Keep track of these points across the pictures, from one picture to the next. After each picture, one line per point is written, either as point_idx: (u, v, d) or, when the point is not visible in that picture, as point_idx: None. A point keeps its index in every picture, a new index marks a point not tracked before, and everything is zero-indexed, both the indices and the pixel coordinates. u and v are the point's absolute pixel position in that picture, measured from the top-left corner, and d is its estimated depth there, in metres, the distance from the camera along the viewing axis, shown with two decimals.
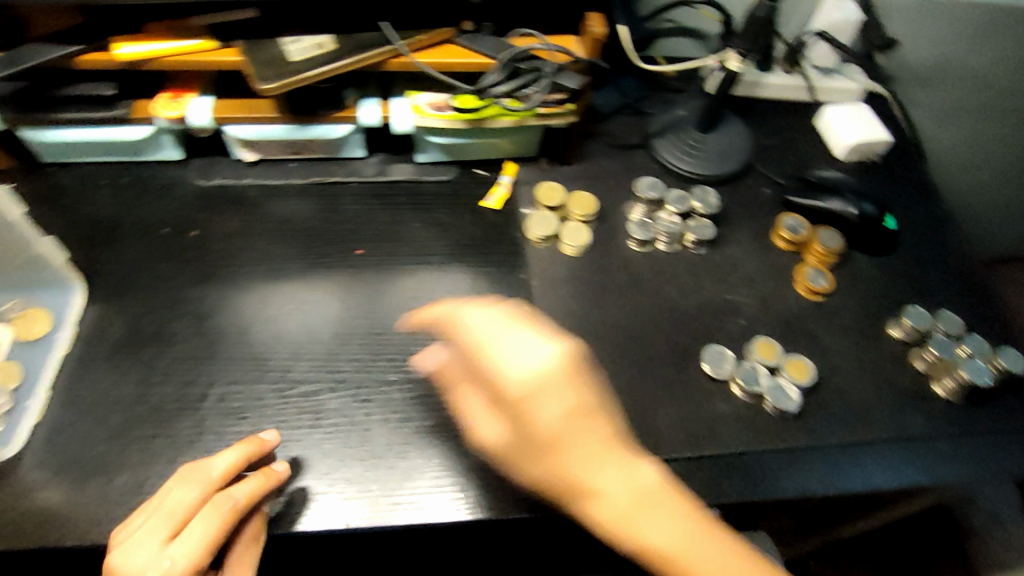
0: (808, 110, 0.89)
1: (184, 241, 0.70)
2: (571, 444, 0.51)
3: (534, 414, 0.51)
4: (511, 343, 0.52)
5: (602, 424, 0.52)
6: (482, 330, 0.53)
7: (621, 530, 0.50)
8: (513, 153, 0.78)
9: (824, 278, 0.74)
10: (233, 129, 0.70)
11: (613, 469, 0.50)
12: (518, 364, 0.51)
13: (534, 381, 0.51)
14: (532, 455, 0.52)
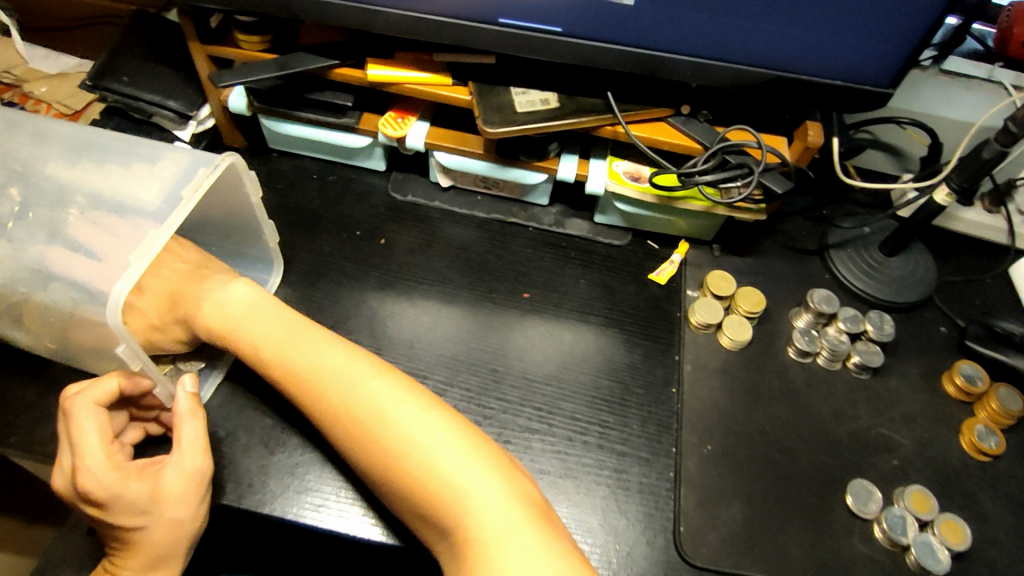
0: (1003, 255, 0.84)
1: (370, 250, 0.76)
2: (380, 416, 0.53)
3: (344, 399, 0.54)
4: (307, 354, 0.57)
5: (438, 416, 0.53)
6: (251, 320, 0.60)
7: (465, 518, 0.48)
8: (688, 234, 0.79)
9: (995, 439, 0.68)
10: (440, 156, 0.75)
11: (451, 446, 0.51)
12: (308, 362, 0.57)
13: (370, 391, 0.54)
14: (352, 431, 0.53)
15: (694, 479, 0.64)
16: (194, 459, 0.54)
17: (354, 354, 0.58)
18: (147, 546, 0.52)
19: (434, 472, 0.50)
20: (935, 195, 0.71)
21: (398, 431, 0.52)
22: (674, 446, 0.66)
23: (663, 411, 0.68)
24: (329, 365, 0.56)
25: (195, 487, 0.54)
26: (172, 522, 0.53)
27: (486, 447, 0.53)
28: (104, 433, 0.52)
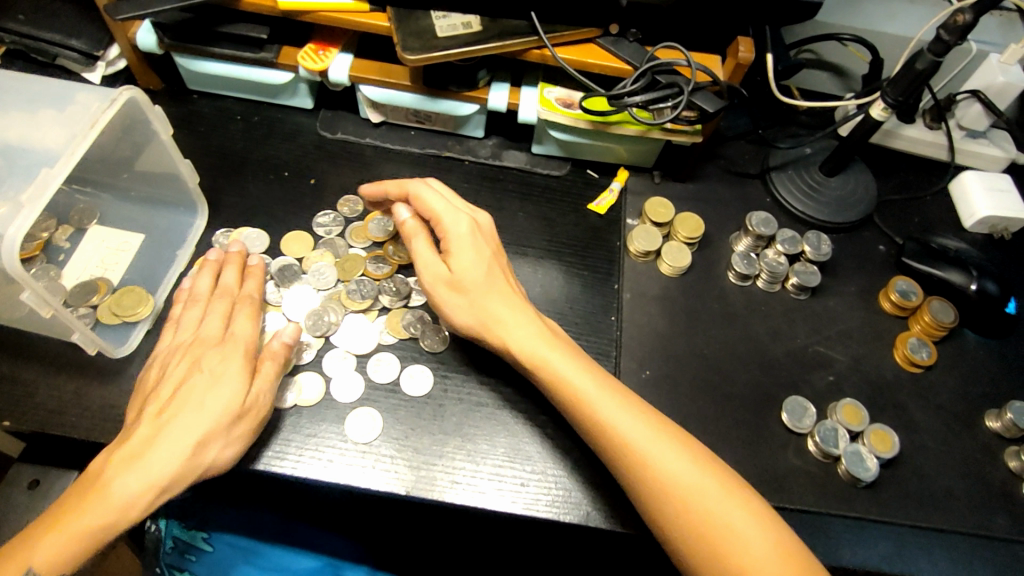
0: (942, 171, 0.85)
1: (300, 190, 0.74)
2: (708, 503, 0.49)
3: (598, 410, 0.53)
4: (620, 416, 0.53)
5: (681, 449, 0.52)
6: (511, 311, 0.58)
7: (728, 541, 0.48)
8: (627, 162, 0.78)
9: (927, 351, 0.70)
10: (366, 89, 0.72)
11: (695, 476, 0.50)
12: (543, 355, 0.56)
13: (610, 407, 0.53)
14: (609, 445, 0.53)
15: None
16: (252, 335, 0.59)
17: (592, 370, 0.56)
18: (154, 437, 0.51)
19: (697, 507, 0.49)
20: (872, 110, 0.70)
21: (652, 450, 0.51)
22: (614, 374, 0.66)
23: (605, 340, 0.68)
24: (654, 442, 0.52)
25: (238, 412, 0.53)
26: (195, 429, 0.51)
27: (723, 478, 0.51)
28: (200, 313, 0.60)
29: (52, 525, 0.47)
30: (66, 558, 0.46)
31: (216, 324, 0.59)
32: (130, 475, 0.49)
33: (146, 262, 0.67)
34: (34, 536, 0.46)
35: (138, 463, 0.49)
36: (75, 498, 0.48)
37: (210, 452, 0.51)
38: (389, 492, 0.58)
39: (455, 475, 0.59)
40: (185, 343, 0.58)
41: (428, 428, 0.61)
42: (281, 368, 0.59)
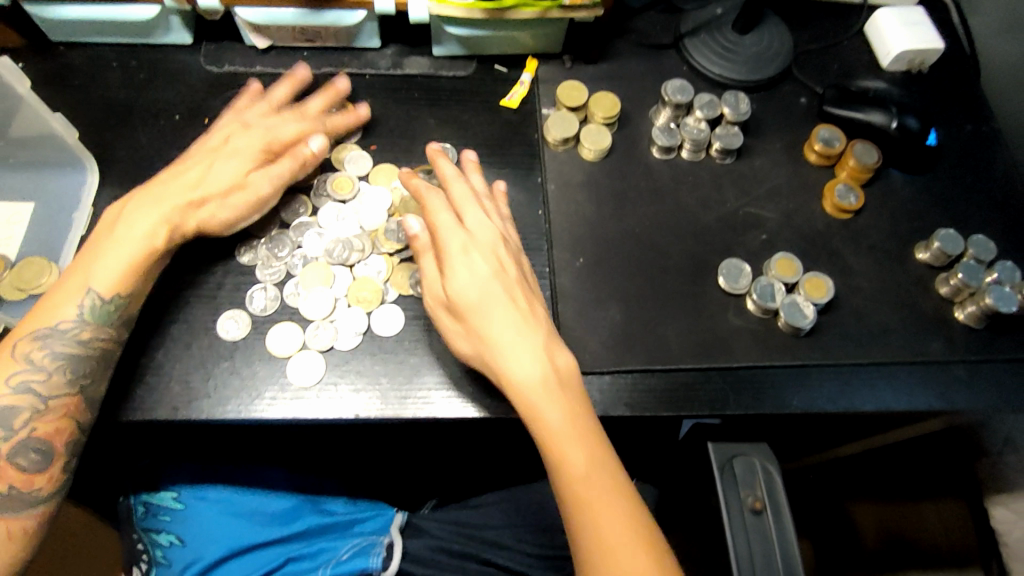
0: (857, 14, 0.83)
1: (195, 130, 0.69)
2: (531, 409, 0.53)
3: (452, 279, 0.56)
4: (511, 343, 0.54)
5: (535, 323, 0.55)
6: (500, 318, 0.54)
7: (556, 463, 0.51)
8: (534, 50, 0.74)
9: (854, 195, 0.70)
10: (242, 11, 0.67)
11: (546, 390, 0.53)
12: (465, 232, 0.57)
13: (505, 333, 0.54)
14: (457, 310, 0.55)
15: (571, 292, 0.64)
16: (277, 118, 0.65)
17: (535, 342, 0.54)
18: (184, 174, 0.60)
19: (507, 364, 0.53)
20: None
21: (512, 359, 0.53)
22: (548, 268, 0.65)
23: (535, 235, 0.67)
24: (521, 349, 0.54)
25: (243, 184, 0.61)
26: (203, 187, 0.60)
27: (561, 372, 0.54)
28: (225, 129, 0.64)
29: (100, 245, 0.56)
30: (121, 278, 0.55)
31: (240, 121, 0.64)
32: (168, 187, 0.59)
33: (42, 231, 0.63)
34: (80, 262, 0.56)
35: (154, 198, 0.58)
36: (105, 236, 0.57)
37: (208, 210, 0.60)
38: (337, 419, 0.58)
39: (401, 392, 0.59)
40: (217, 133, 0.63)
41: (368, 351, 0.60)
42: (301, 167, 0.63)
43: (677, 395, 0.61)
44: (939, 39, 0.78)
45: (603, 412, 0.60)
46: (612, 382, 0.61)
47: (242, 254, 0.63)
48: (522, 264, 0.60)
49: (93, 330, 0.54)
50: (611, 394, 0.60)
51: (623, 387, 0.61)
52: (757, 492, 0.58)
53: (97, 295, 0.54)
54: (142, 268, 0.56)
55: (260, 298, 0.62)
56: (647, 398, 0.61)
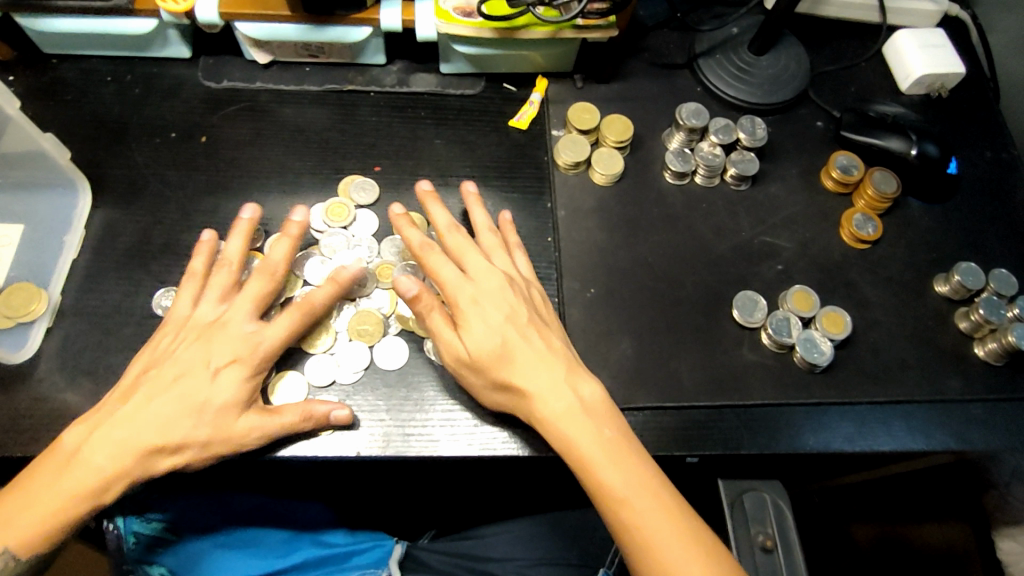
0: (875, 34, 0.81)
1: (192, 149, 0.67)
2: (555, 424, 0.51)
3: (469, 332, 0.54)
4: (525, 359, 0.53)
5: (555, 356, 0.54)
6: (514, 340, 0.54)
7: (596, 476, 0.50)
8: (544, 69, 0.72)
9: (873, 225, 0.68)
10: (242, 26, 0.64)
11: (567, 409, 0.52)
12: (477, 290, 0.55)
13: (521, 352, 0.53)
14: (481, 364, 0.53)
15: (580, 325, 0.62)
16: (258, 301, 0.56)
17: (543, 353, 0.54)
18: (145, 402, 0.51)
19: (525, 382, 0.52)
20: None
21: (530, 379, 0.52)
22: (558, 298, 0.63)
23: (544, 264, 0.65)
24: (539, 368, 0.53)
25: (220, 434, 0.51)
26: (172, 413, 0.50)
27: (587, 402, 0.52)
28: (215, 285, 0.56)
29: (38, 485, 0.48)
30: (38, 532, 0.47)
31: (218, 298, 0.56)
32: (133, 424, 0.50)
33: (31, 254, 0.61)
34: (4, 508, 0.47)
35: (114, 434, 0.49)
36: (43, 476, 0.48)
37: (177, 457, 0.50)
38: (337, 457, 0.56)
39: (404, 429, 0.57)
40: (197, 322, 0.55)
41: (370, 386, 0.58)
42: (303, 317, 0.56)
43: (691, 435, 0.59)
44: (959, 62, 0.76)
45: None
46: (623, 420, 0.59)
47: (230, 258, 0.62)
48: (540, 306, 0.58)
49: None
50: None
51: (634, 425, 0.59)
52: (768, 530, 0.56)
53: (14, 555, 0.46)
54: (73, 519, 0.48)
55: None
56: (659, 437, 0.59)
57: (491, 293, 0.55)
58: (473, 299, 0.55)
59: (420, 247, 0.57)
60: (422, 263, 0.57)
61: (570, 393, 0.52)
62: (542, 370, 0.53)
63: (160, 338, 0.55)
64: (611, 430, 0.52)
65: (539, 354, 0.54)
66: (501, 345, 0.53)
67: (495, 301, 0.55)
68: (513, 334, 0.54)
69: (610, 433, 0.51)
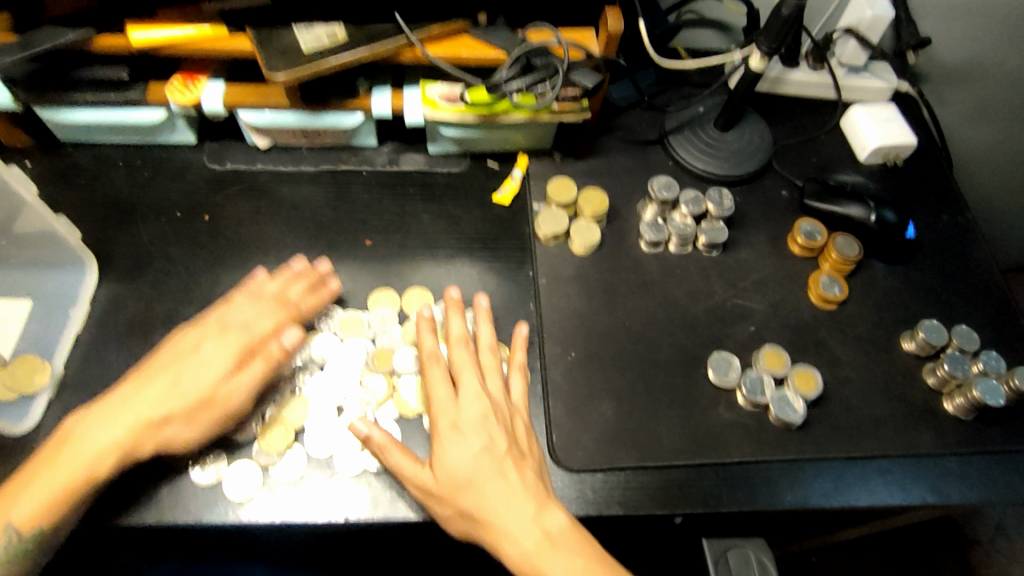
0: (832, 110, 0.87)
1: (195, 226, 0.71)
2: (530, 557, 0.52)
3: (443, 458, 0.56)
4: (497, 490, 0.54)
5: (527, 490, 0.54)
6: (487, 474, 0.55)
7: None
8: (524, 148, 0.77)
9: (839, 286, 0.72)
10: (244, 115, 0.69)
11: (538, 539, 0.52)
12: (451, 413, 0.58)
13: (494, 485, 0.54)
14: (450, 500, 0.54)
15: (562, 388, 0.64)
16: (264, 332, 0.61)
17: (516, 479, 0.55)
18: (143, 393, 0.57)
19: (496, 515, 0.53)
20: (751, 62, 0.69)
21: (502, 511, 0.53)
22: (541, 362, 0.66)
23: (527, 329, 0.68)
24: (510, 498, 0.54)
25: (205, 400, 0.57)
26: (162, 406, 0.56)
27: (556, 534, 0.53)
28: (246, 301, 0.64)
29: (34, 475, 0.53)
30: (41, 510, 0.52)
31: (241, 316, 0.61)
32: (129, 406, 0.56)
33: (38, 328, 0.64)
34: (19, 482, 0.53)
35: (113, 416, 0.55)
36: (54, 452, 0.54)
37: (166, 433, 0.56)
38: (326, 522, 0.57)
39: (392, 493, 0.59)
40: (206, 318, 0.62)
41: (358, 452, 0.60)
42: (271, 370, 0.59)
43: (672, 494, 0.61)
44: (910, 133, 0.82)
45: (597, 511, 0.59)
46: (605, 480, 0.61)
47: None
48: (522, 434, 0.59)
49: (18, 551, 0.52)
50: (604, 492, 0.60)
51: (617, 485, 0.61)
52: None
53: (17, 529, 0.52)
54: (70, 502, 0.53)
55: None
56: (641, 496, 0.60)
57: (473, 420, 0.57)
58: (456, 430, 0.56)
59: (425, 357, 0.61)
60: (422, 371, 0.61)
61: (543, 520, 0.53)
62: (516, 499, 0.54)
63: (185, 334, 0.61)
64: (586, 552, 0.53)
65: (512, 484, 0.55)
66: (471, 480, 0.54)
67: (474, 431, 0.56)
68: (486, 465, 0.55)
69: (584, 560, 0.52)
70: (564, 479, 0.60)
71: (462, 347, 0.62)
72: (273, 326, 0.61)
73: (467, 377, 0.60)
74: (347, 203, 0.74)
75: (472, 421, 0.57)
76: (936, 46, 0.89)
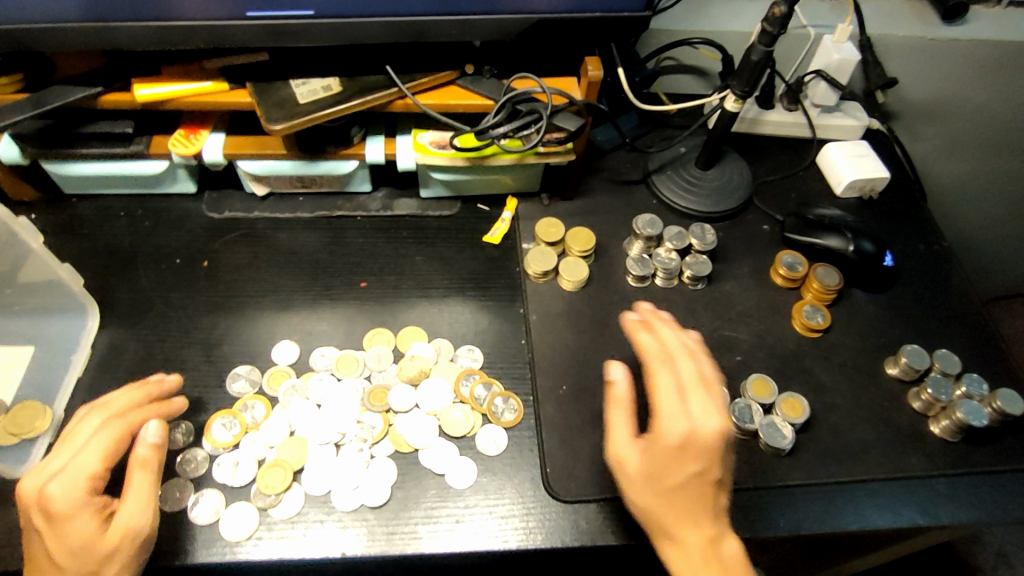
0: (808, 148, 0.91)
1: (194, 272, 0.73)
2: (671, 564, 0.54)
3: (642, 460, 0.56)
4: (697, 515, 0.54)
5: (712, 518, 0.54)
6: (693, 493, 0.54)
7: None
8: (512, 190, 0.80)
9: (821, 315, 0.74)
10: (243, 164, 0.72)
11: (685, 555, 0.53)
12: (685, 421, 0.55)
13: (683, 504, 0.54)
14: (648, 505, 0.55)
15: (554, 420, 0.65)
16: (93, 470, 0.53)
17: (712, 506, 0.54)
18: None
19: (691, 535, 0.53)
20: (726, 104, 0.73)
21: (685, 530, 0.54)
22: (533, 395, 0.67)
23: (519, 364, 0.70)
24: (702, 523, 0.54)
25: (110, 544, 0.52)
26: None
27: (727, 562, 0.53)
28: (56, 449, 0.56)
29: None
30: None
31: (59, 465, 0.54)
32: None
33: (39, 374, 0.65)
34: None
35: None
36: None
37: None
38: (323, 558, 0.58)
39: (388, 527, 0.59)
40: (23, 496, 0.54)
41: (356, 490, 0.61)
42: (152, 474, 0.55)
43: None
44: (883, 167, 0.85)
45: (591, 541, 0.60)
46: (598, 510, 0.61)
47: (233, 385, 0.66)
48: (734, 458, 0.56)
49: None
50: (596, 521, 0.61)
51: (609, 515, 0.61)
52: None
53: None
54: None
55: (225, 430, 0.63)
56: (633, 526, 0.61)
57: (678, 431, 0.55)
58: (667, 435, 0.55)
59: (659, 358, 0.59)
60: (649, 367, 0.60)
61: (700, 544, 0.53)
62: (711, 527, 0.54)
63: (21, 514, 0.53)
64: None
65: (704, 510, 0.54)
66: (669, 494, 0.54)
67: (678, 448, 0.54)
68: (693, 482, 0.54)
69: None
70: (557, 510, 0.61)
71: (693, 355, 0.60)
72: (105, 448, 0.54)
73: (694, 386, 0.57)
74: (342, 247, 0.76)
75: (679, 436, 0.54)
76: (904, 86, 0.94)
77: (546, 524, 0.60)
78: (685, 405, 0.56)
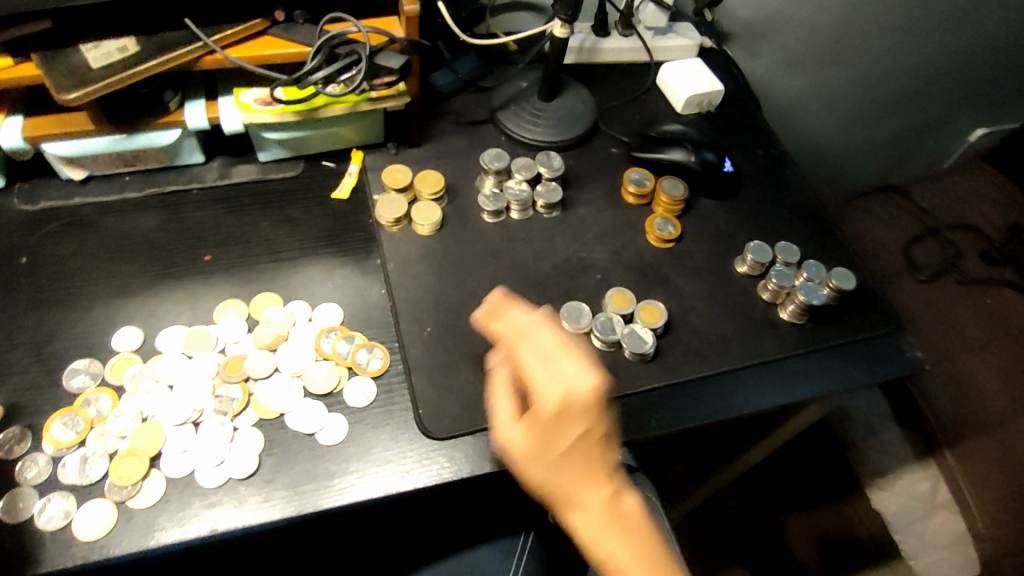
0: (647, 71, 0.93)
1: (12, 271, 0.67)
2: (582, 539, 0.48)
3: (524, 430, 0.47)
4: (592, 477, 0.46)
5: (610, 479, 0.47)
6: (585, 456, 0.46)
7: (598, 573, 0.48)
8: (357, 143, 0.78)
9: (672, 226, 0.78)
10: (48, 147, 0.66)
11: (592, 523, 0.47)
12: (557, 383, 0.45)
13: (580, 467, 0.46)
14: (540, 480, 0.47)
15: (422, 362, 0.65)
16: None
17: (605, 465, 0.47)
18: None
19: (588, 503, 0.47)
20: (555, 30, 0.74)
21: (587, 497, 0.46)
22: (398, 342, 0.66)
23: (383, 314, 0.69)
24: (599, 485, 0.47)
25: None
26: None
27: (631, 518, 0.48)
28: None
29: None
30: None
31: None
32: None
33: None
34: None
35: None
36: None
37: None
38: (191, 539, 0.55)
39: (260, 496, 0.57)
40: None
41: (222, 465, 0.58)
42: None
43: None
44: (717, 81, 0.89)
45: (470, 472, 0.60)
46: (474, 440, 0.61)
47: (71, 381, 0.61)
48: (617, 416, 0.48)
49: None
50: (473, 451, 0.61)
51: (486, 443, 0.62)
52: None
53: None
54: None
55: (68, 429, 0.58)
56: None
57: (552, 393, 0.45)
58: (542, 389, 0.45)
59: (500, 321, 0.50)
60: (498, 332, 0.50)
61: (600, 503, 0.47)
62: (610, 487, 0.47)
63: None
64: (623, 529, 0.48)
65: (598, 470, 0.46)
66: (558, 460, 0.46)
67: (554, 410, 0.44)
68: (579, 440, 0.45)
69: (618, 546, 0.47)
70: (433, 448, 0.61)
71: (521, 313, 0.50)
72: None
73: (550, 343, 0.48)
74: (180, 223, 0.72)
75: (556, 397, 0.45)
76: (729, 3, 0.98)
77: (423, 463, 0.60)
78: (545, 363, 0.46)
